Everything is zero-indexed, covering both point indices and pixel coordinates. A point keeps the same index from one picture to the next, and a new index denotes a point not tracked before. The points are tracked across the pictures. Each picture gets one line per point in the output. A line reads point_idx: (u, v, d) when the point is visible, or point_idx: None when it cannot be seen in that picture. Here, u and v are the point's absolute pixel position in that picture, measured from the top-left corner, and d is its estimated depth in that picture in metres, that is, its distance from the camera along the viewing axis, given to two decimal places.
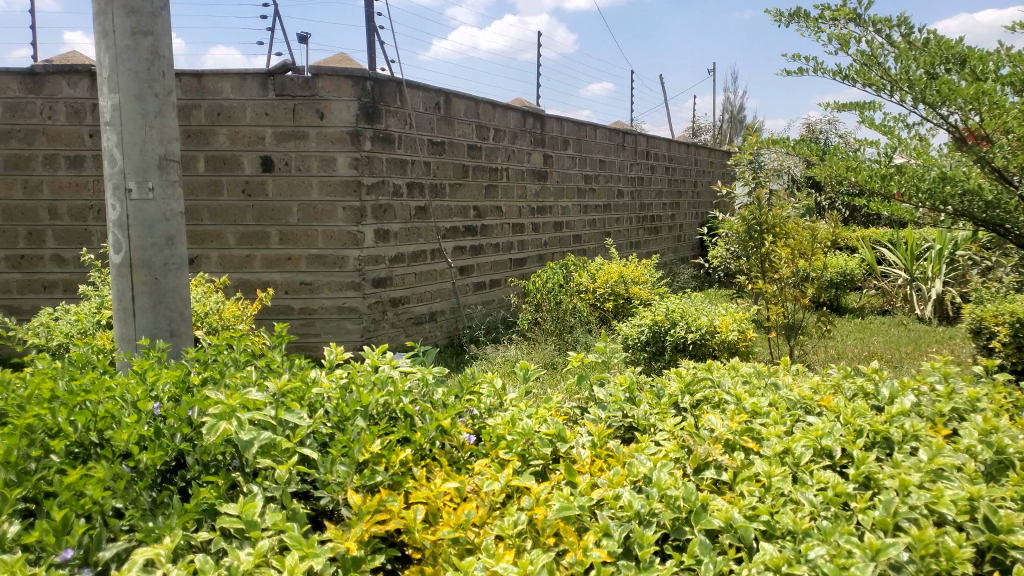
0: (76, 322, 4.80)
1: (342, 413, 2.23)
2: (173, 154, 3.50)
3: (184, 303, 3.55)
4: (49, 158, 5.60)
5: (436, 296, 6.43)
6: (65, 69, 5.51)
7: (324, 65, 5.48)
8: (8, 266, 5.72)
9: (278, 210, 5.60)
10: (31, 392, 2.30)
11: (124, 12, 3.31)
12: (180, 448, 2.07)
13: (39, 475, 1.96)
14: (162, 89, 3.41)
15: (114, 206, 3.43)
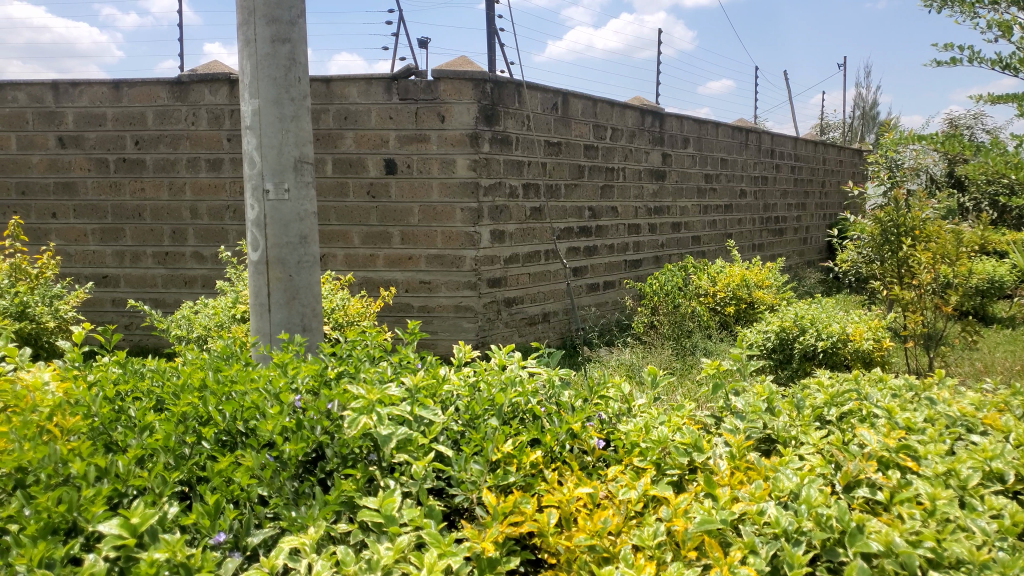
0: (214, 316, 5.09)
1: (474, 411, 2.24)
2: (308, 156, 3.65)
3: (315, 300, 3.68)
4: (192, 161, 5.98)
5: (550, 297, 6.41)
6: (207, 77, 5.88)
7: (446, 68, 5.58)
8: (154, 262, 6.14)
9: (400, 211, 5.75)
10: (184, 382, 2.44)
11: (265, 21, 3.49)
12: (321, 440, 2.13)
13: (193, 460, 2.08)
14: (299, 93, 3.57)
15: (253, 206, 3.61)
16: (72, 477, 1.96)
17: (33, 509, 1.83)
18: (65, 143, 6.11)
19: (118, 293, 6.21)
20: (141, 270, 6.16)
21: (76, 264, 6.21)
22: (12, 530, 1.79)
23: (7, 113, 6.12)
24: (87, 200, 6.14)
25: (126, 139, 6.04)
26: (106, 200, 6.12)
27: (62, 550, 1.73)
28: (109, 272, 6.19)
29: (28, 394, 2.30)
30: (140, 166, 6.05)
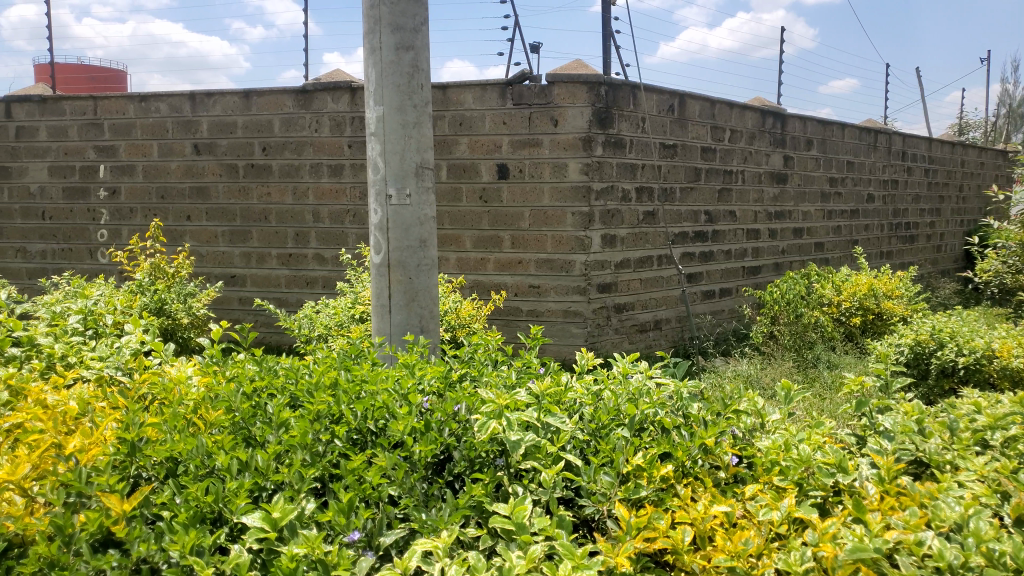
0: (334, 316, 5.28)
1: (602, 420, 2.19)
2: (428, 162, 3.71)
3: (433, 302, 3.75)
4: (314, 167, 6.25)
5: (663, 303, 6.27)
6: (330, 86, 6.12)
7: (560, 72, 5.57)
8: (278, 263, 6.43)
9: (511, 216, 5.77)
10: (317, 379, 2.52)
11: (390, 29, 3.58)
12: (449, 442, 2.14)
13: (327, 458, 2.13)
14: (421, 100, 3.64)
15: (376, 211, 3.71)
16: (218, 469, 2.06)
17: (184, 498, 1.94)
18: (200, 150, 6.47)
19: (245, 292, 6.53)
20: (266, 271, 6.46)
21: (208, 264, 6.58)
22: (165, 517, 1.91)
23: (149, 122, 6.54)
24: (219, 203, 6.49)
25: (254, 146, 6.36)
26: (235, 203, 6.46)
27: (210, 539, 1.82)
28: (237, 273, 6.52)
29: (174, 388, 2.54)
30: (267, 171, 6.35)
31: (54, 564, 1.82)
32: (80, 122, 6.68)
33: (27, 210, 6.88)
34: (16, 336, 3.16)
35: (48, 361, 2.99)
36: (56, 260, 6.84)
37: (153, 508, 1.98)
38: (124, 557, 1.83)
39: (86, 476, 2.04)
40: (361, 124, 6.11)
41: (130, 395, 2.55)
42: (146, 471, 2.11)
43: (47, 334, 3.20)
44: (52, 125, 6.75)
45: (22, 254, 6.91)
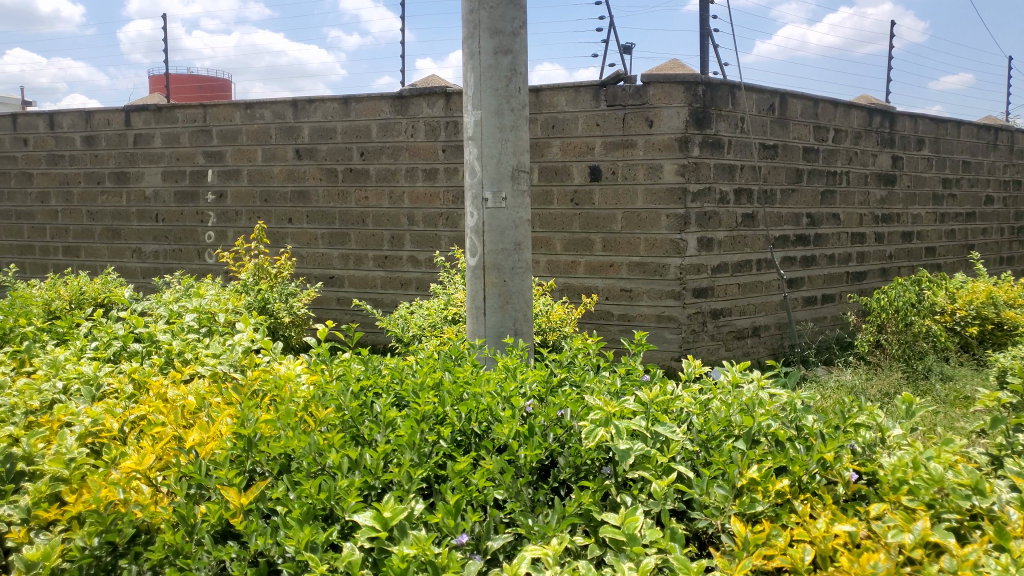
0: (428, 317, 5.36)
1: (712, 431, 2.12)
2: (524, 165, 3.71)
3: (528, 305, 3.74)
4: (410, 171, 6.38)
5: (761, 309, 6.06)
6: (426, 91, 6.24)
7: (656, 72, 5.49)
8: (374, 265, 6.58)
9: (603, 218, 5.71)
10: (421, 381, 2.56)
11: (489, 34, 3.61)
12: (555, 448, 2.12)
13: (433, 459, 2.14)
14: (519, 103, 3.64)
15: (472, 214, 3.73)
16: (329, 466, 2.11)
17: (298, 494, 1.99)
18: (301, 155, 6.70)
19: (343, 293, 6.71)
20: (363, 272, 6.63)
21: (307, 265, 6.80)
22: (280, 512, 1.96)
23: (254, 129, 6.82)
24: (318, 207, 6.70)
25: (352, 151, 6.54)
26: (335, 207, 6.65)
27: (324, 535, 1.85)
28: (335, 274, 6.71)
29: (284, 386, 2.63)
30: (364, 175, 6.52)
31: (178, 553, 1.91)
32: (191, 129, 7.03)
33: (143, 212, 7.28)
34: (138, 333, 3.34)
35: (166, 356, 3.15)
36: (168, 260, 7.22)
37: (268, 503, 2.04)
38: (243, 549, 1.89)
39: (205, 469, 2.12)
40: (455, 128, 6.21)
41: (243, 391, 2.66)
42: (260, 466, 2.18)
43: (165, 330, 3.36)
44: (165, 133, 7.13)
45: (137, 255, 7.33)
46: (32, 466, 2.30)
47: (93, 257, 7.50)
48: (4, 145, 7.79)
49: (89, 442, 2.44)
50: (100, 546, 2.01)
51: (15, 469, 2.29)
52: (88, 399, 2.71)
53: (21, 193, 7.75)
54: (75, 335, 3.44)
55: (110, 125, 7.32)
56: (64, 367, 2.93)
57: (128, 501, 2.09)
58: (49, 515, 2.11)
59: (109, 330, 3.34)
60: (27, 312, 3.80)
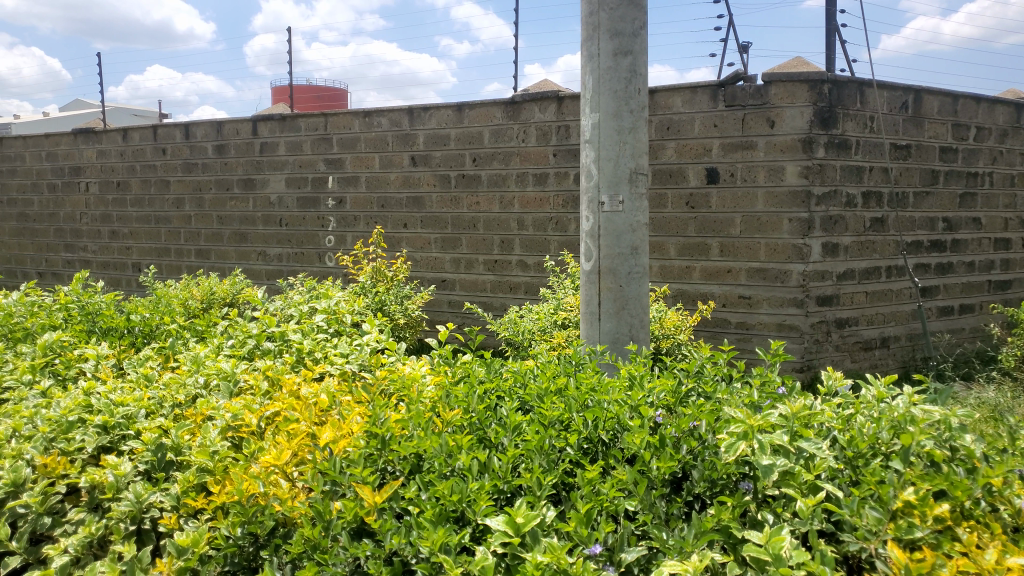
0: (538, 321, 5.35)
1: (859, 448, 1.99)
2: (643, 167, 3.63)
3: (644, 311, 3.66)
4: (521, 176, 6.40)
5: (891, 319, 5.72)
6: (538, 96, 6.26)
7: (778, 71, 5.28)
8: (484, 269, 6.65)
9: (721, 222, 5.54)
10: (546, 386, 2.53)
11: (609, 35, 3.55)
12: (688, 460, 2.04)
13: (562, 465, 2.11)
14: (638, 105, 3.57)
15: (588, 218, 3.68)
16: (459, 469, 2.12)
17: (431, 495, 2.00)
18: (416, 162, 6.85)
19: (454, 296, 6.81)
20: (474, 276, 6.71)
21: (421, 269, 6.94)
22: (413, 512, 1.98)
23: (372, 136, 7.03)
24: (432, 212, 6.83)
25: (465, 157, 6.63)
26: (447, 212, 6.76)
27: (456, 538, 1.85)
28: (447, 277, 6.82)
29: (411, 386, 2.70)
30: (476, 181, 6.60)
31: (316, 547, 1.97)
32: (313, 138, 7.33)
33: (268, 217, 7.65)
34: (270, 332, 3.49)
35: (297, 355, 3.28)
36: (291, 263, 7.56)
37: (401, 502, 2.06)
38: (377, 547, 1.91)
39: (340, 466, 2.18)
40: (567, 132, 6.19)
41: (371, 391, 2.74)
42: (391, 466, 2.21)
43: (296, 330, 3.50)
44: (289, 141, 7.46)
45: (262, 257, 7.71)
46: (180, 456, 2.44)
47: (222, 259, 7.95)
48: (145, 155, 8.36)
49: (230, 435, 2.57)
50: (243, 536, 2.09)
51: (165, 458, 2.43)
52: (228, 394, 2.85)
53: (159, 199, 8.30)
54: (214, 333, 3.64)
55: (239, 134, 7.73)
56: (205, 363, 3.09)
57: (269, 494, 2.16)
58: (197, 504, 2.23)
59: (245, 329, 3.50)
60: (170, 310, 4.04)
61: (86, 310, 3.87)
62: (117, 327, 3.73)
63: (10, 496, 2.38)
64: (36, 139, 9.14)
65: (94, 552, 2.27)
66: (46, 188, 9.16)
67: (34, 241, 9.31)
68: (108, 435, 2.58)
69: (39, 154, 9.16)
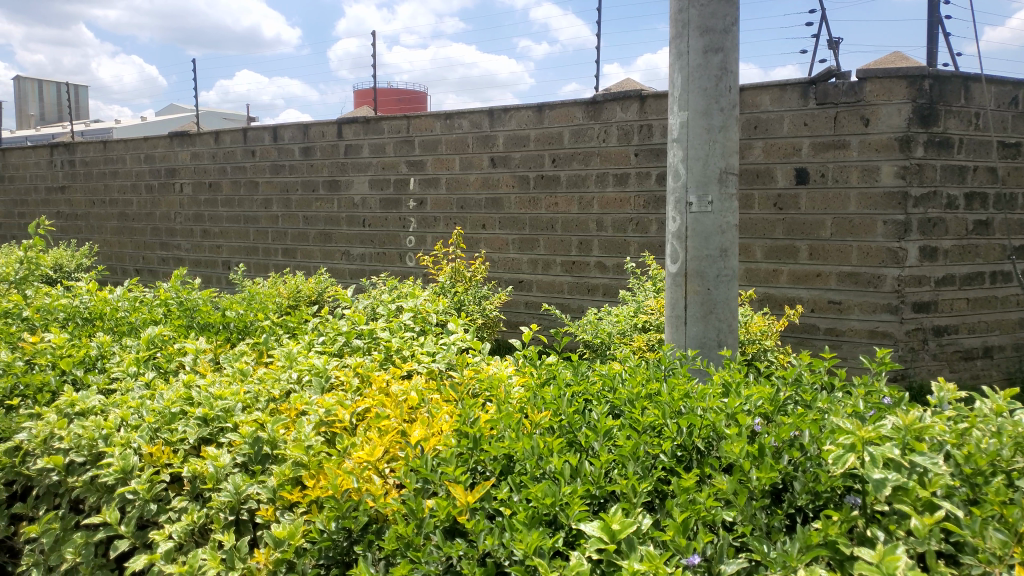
0: (617, 324, 5.28)
1: (977, 465, 1.88)
2: (733, 167, 3.53)
3: (733, 315, 3.56)
4: (601, 177, 6.35)
5: (994, 328, 5.43)
6: (620, 95, 6.19)
7: (874, 67, 5.06)
8: (562, 270, 6.62)
9: (810, 225, 5.34)
10: (637, 390, 2.49)
11: (699, 32, 3.47)
12: (790, 472, 1.96)
13: (656, 471, 2.06)
14: (728, 103, 3.48)
15: (675, 219, 3.60)
16: (551, 471, 2.09)
17: (524, 497, 1.99)
18: (496, 163, 6.88)
19: (531, 297, 6.81)
20: (551, 277, 6.68)
21: (499, 270, 6.97)
22: (505, 513, 1.97)
23: (453, 138, 7.10)
24: (510, 213, 6.84)
25: (545, 157, 6.61)
26: (526, 213, 6.76)
27: (550, 542, 1.83)
28: (525, 278, 6.82)
29: (498, 386, 2.70)
30: (556, 182, 6.57)
31: (409, 545, 1.97)
32: (395, 140, 7.45)
33: (351, 218, 7.83)
34: (359, 330, 3.57)
35: (386, 353, 3.34)
36: (372, 263, 7.71)
37: (493, 503, 2.05)
38: (471, 548, 1.91)
39: (431, 464, 2.19)
40: (649, 132, 6.10)
41: (459, 390, 2.76)
42: (482, 466, 2.21)
43: (385, 328, 3.58)
44: (373, 143, 7.61)
45: (346, 257, 7.89)
46: (275, 449, 2.51)
47: (308, 258, 8.17)
48: (236, 157, 8.67)
49: (323, 430, 2.63)
50: (337, 531, 2.11)
51: (262, 451, 2.49)
52: (320, 390, 2.92)
53: (248, 200, 8.60)
54: (305, 330, 3.75)
55: (324, 137, 7.93)
56: (298, 359, 3.18)
57: (363, 489, 2.19)
58: (293, 497, 2.27)
59: (335, 327, 3.60)
60: (263, 307, 4.17)
61: (185, 305, 4.04)
62: (213, 322, 3.88)
63: (120, 483, 2.50)
64: (136, 142, 9.61)
65: (196, 539, 2.36)
66: (144, 189, 9.61)
67: (133, 240, 9.78)
68: (208, 427, 2.67)
69: (138, 157, 9.62)
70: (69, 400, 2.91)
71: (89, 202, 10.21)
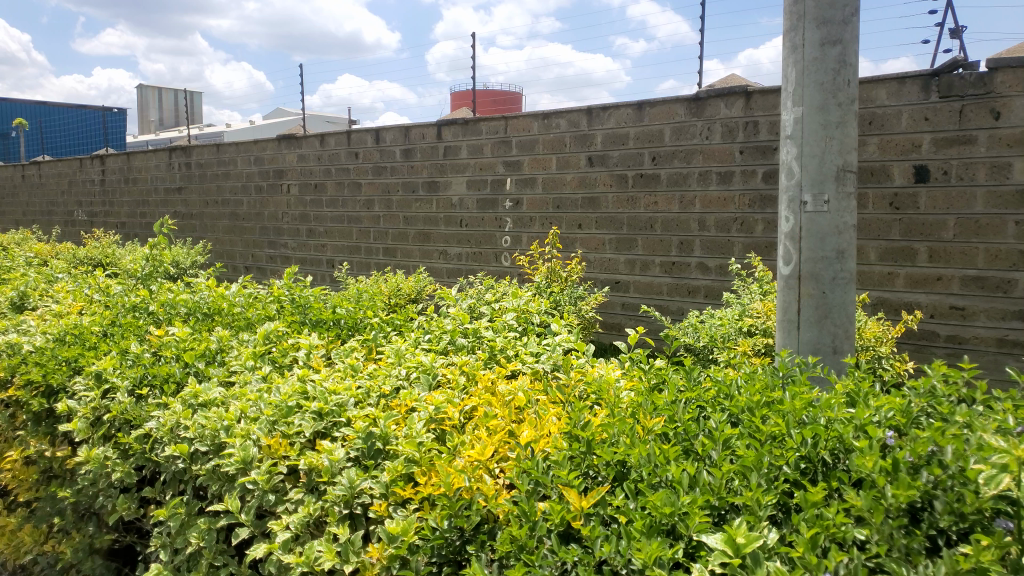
0: (720, 327, 5.10)
1: None
2: (851, 164, 3.34)
3: (851, 320, 3.37)
4: (703, 175, 6.18)
5: None
6: (724, 91, 6.02)
7: (1006, 56, 4.72)
8: (661, 271, 6.49)
9: (931, 225, 5.03)
10: (755, 399, 2.39)
11: (815, 24, 3.29)
12: (929, 490, 1.83)
13: (780, 484, 1.97)
14: (847, 97, 3.29)
15: (788, 219, 3.43)
16: (668, 480, 2.04)
17: (640, 505, 1.94)
18: (594, 162, 6.81)
19: (628, 298, 6.71)
20: (650, 278, 6.56)
21: (595, 270, 6.89)
22: (621, 521, 1.92)
23: (551, 138, 7.08)
24: (608, 213, 6.76)
25: (644, 156, 6.50)
26: (624, 212, 6.66)
27: (670, 552, 1.77)
28: (622, 279, 6.73)
29: (607, 389, 2.66)
30: (656, 181, 6.44)
31: (522, 547, 1.94)
32: (493, 140, 7.49)
33: (449, 218, 7.93)
34: (464, 329, 3.61)
35: (490, 352, 3.36)
36: (469, 262, 7.80)
37: (609, 509, 2.01)
38: (587, 554, 1.87)
39: (543, 467, 2.16)
40: (755, 129, 5.91)
41: (567, 392, 2.74)
42: (595, 471, 2.16)
43: (489, 328, 3.61)
44: (471, 144, 7.68)
45: (443, 257, 8.01)
46: (387, 445, 2.55)
47: (407, 257, 8.35)
48: (340, 159, 8.94)
49: (433, 427, 2.66)
50: (451, 529, 2.10)
51: (374, 446, 2.53)
52: (428, 387, 2.96)
53: (351, 200, 8.85)
54: (412, 328, 3.82)
55: (424, 138, 8.06)
56: (407, 356, 3.24)
57: (474, 489, 2.19)
58: (405, 493, 2.30)
59: (440, 325, 3.65)
60: (371, 305, 4.28)
61: (297, 302, 4.18)
62: (325, 318, 4.01)
63: (240, 472, 2.60)
64: (246, 145, 10.06)
65: (312, 530, 2.42)
66: (254, 190, 10.04)
67: (243, 238, 10.25)
68: (323, 421, 2.74)
69: (248, 159, 10.07)
70: (193, 391, 3.05)
71: (204, 202, 10.77)
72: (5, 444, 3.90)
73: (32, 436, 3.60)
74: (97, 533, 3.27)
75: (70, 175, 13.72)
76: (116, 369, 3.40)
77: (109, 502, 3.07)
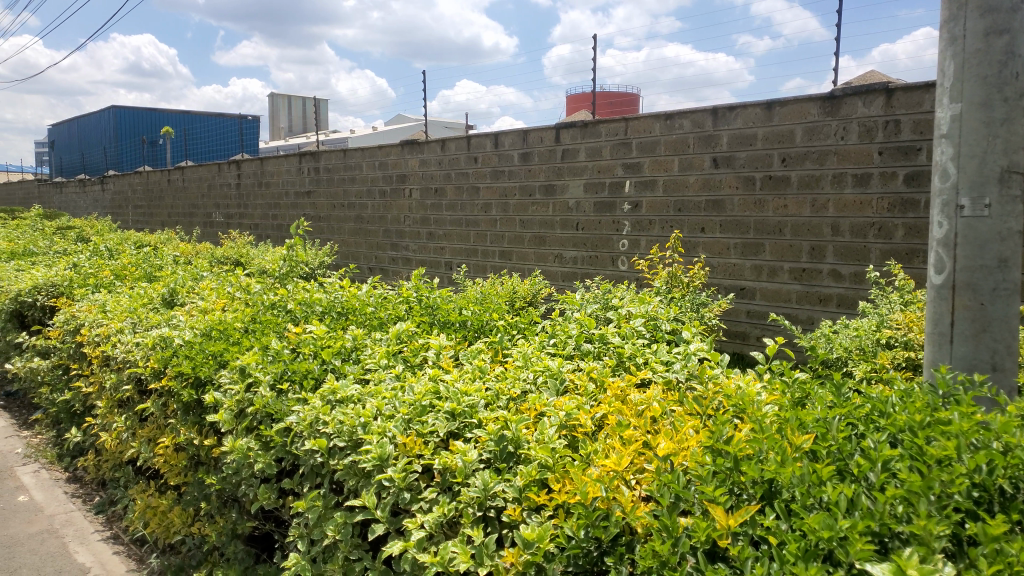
0: (856, 338, 4.81)
1: None
2: (1019, 165, 3.02)
3: (1013, 335, 3.05)
4: (838, 177, 5.86)
5: None
6: (863, 89, 5.70)
7: None
8: (790, 278, 6.20)
9: None
10: (917, 418, 2.21)
11: (978, 13, 3.01)
12: None
13: (954, 513, 1.80)
14: (1015, 92, 2.98)
15: (942, 224, 3.15)
16: (823, 502, 1.91)
17: (794, 527, 1.83)
18: (718, 164, 6.59)
19: (754, 306, 6.45)
20: (778, 285, 6.29)
21: (718, 275, 6.67)
22: (772, 542, 1.82)
23: (673, 139, 6.92)
24: (733, 216, 6.53)
25: (773, 158, 6.23)
26: (750, 216, 6.41)
27: None
28: (747, 285, 6.48)
29: (749, 401, 2.54)
30: (785, 183, 6.16)
31: (664, 563, 1.87)
32: (613, 142, 7.40)
33: (566, 221, 7.90)
34: (590, 334, 3.57)
35: (619, 359, 3.30)
36: (586, 266, 7.75)
37: (758, 529, 1.90)
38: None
39: (684, 481, 2.08)
40: (897, 128, 5.55)
41: (705, 403, 2.64)
42: (743, 489, 2.05)
43: (616, 333, 3.55)
44: (590, 147, 7.63)
45: (559, 260, 7.99)
46: (520, 449, 2.54)
47: (523, 260, 8.39)
48: (460, 163, 9.09)
49: (564, 434, 2.63)
50: (588, 540, 2.06)
51: (507, 449, 2.53)
52: (556, 392, 2.93)
53: (470, 204, 8.99)
54: (537, 331, 3.82)
55: (543, 142, 8.07)
56: (534, 360, 3.24)
57: (611, 499, 2.14)
58: (539, 499, 2.27)
59: (565, 330, 3.62)
60: (496, 308, 4.31)
61: (425, 303, 4.26)
62: (453, 320, 4.07)
63: (377, 470, 2.65)
64: (371, 150, 10.41)
65: (445, 531, 2.42)
66: (377, 194, 10.39)
67: (367, 240, 10.62)
68: (456, 421, 2.77)
69: (372, 164, 10.41)
70: (332, 388, 3.16)
71: (331, 205, 11.24)
72: (158, 431, 4.18)
73: (182, 425, 3.83)
74: (239, 520, 3.44)
75: (210, 179, 14.66)
76: (259, 364, 3.56)
77: (251, 490, 3.23)
